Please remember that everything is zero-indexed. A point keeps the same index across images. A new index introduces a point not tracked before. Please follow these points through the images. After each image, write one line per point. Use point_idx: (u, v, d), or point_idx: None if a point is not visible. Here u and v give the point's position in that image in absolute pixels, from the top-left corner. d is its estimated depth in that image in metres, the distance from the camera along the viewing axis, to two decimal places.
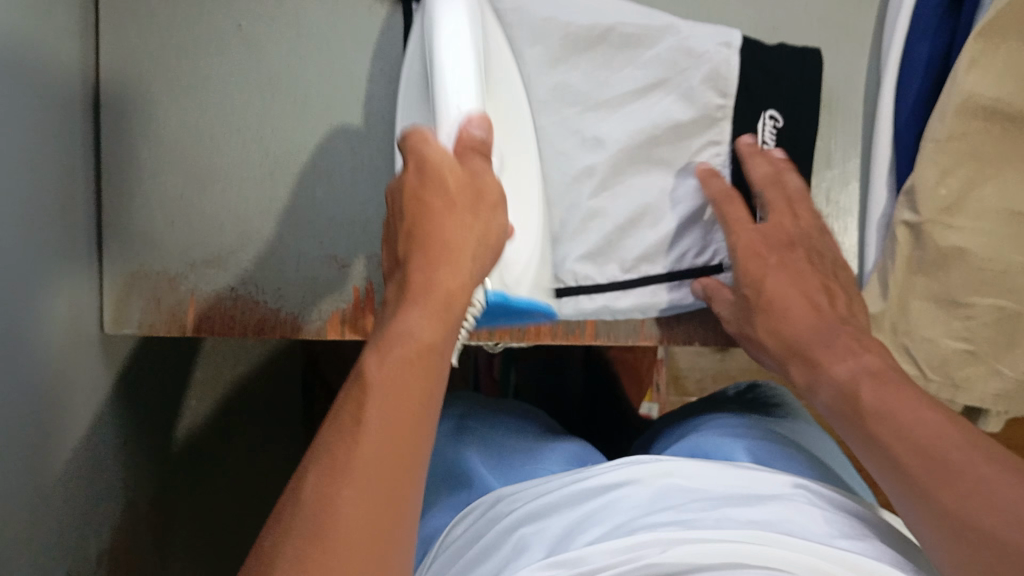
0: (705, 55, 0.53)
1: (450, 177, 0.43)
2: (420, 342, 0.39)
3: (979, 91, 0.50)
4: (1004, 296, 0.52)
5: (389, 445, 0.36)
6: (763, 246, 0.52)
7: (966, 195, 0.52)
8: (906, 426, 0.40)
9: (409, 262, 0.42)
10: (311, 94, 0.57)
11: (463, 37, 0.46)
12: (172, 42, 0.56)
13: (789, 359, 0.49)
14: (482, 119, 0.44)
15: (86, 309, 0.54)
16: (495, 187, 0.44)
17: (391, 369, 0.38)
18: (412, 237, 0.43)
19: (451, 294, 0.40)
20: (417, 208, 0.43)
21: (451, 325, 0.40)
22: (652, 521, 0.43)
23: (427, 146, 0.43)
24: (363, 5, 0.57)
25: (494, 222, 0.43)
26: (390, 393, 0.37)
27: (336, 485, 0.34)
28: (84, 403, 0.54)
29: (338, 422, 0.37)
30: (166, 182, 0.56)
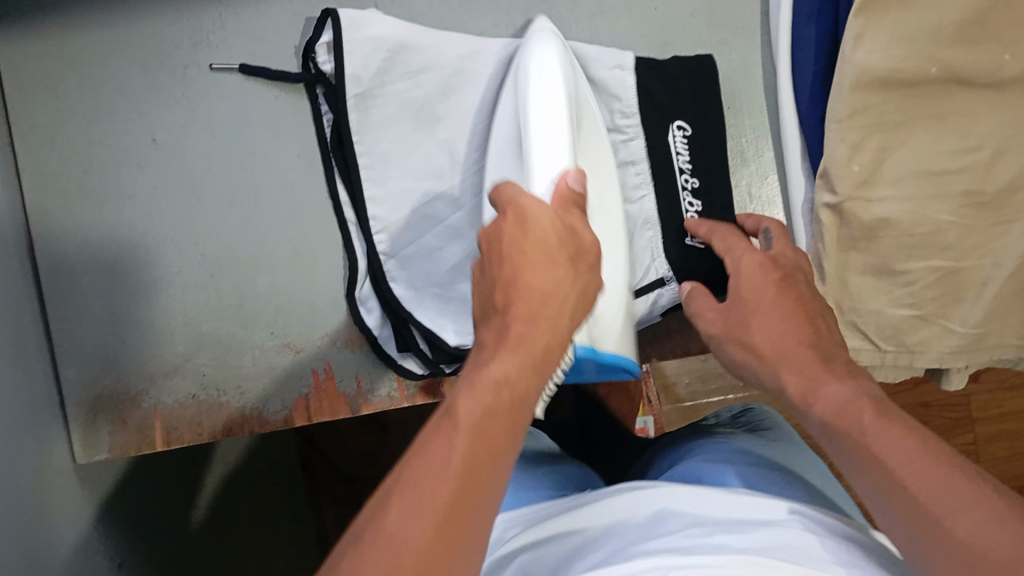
0: (600, 79, 0.56)
1: (551, 232, 0.41)
2: (512, 388, 0.36)
3: (872, 64, 0.51)
4: (937, 255, 0.53)
5: (483, 450, 0.33)
6: (765, 265, 0.50)
7: (881, 166, 0.53)
8: (879, 428, 0.40)
9: (504, 314, 0.39)
10: (236, 190, 0.58)
11: (557, 114, 0.47)
12: (92, 165, 0.57)
13: (765, 372, 0.48)
14: (579, 174, 0.45)
15: (56, 439, 0.54)
16: (590, 242, 0.42)
17: (484, 407, 0.35)
18: (502, 280, 0.40)
19: (549, 350, 0.38)
20: (507, 255, 0.40)
21: (540, 374, 0.38)
22: (648, 549, 0.43)
23: (527, 199, 0.41)
24: (269, 95, 0.58)
25: (591, 280, 0.42)
26: (478, 438, 0.34)
27: (405, 530, 0.30)
28: (74, 532, 0.54)
29: (421, 461, 0.33)
30: (110, 301, 0.57)
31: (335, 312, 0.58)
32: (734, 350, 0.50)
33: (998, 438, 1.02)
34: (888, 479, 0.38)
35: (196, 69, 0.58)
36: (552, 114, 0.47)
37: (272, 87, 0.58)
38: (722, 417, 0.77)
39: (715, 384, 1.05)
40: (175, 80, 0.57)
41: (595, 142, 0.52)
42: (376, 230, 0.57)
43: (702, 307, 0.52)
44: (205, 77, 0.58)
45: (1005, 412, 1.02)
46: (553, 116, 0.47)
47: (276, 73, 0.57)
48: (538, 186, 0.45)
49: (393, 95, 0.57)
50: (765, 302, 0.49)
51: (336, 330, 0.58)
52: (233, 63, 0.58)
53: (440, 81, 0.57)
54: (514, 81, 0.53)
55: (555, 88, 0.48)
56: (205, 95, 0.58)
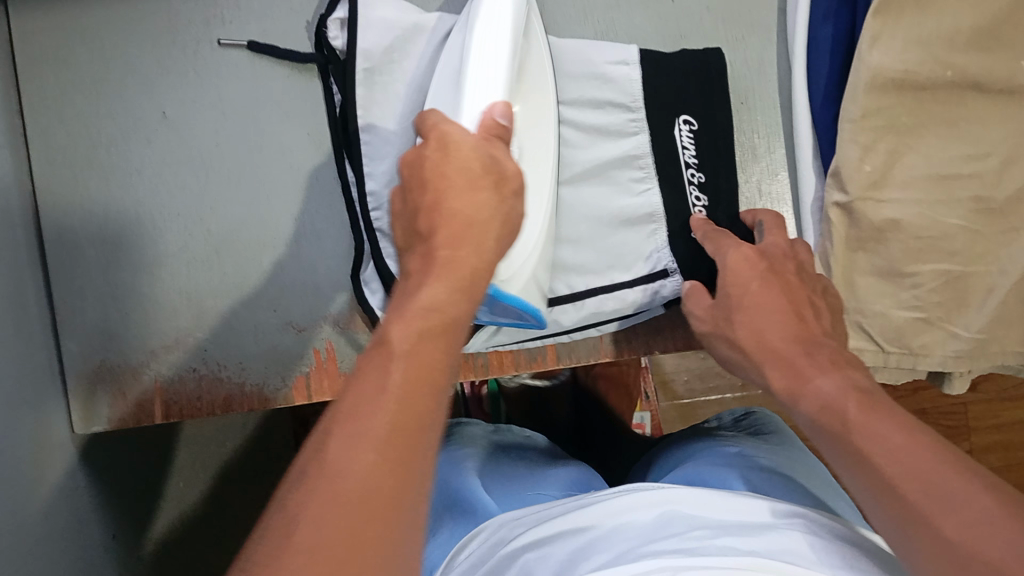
0: (607, 73, 0.56)
1: (474, 156, 0.43)
2: (441, 313, 0.37)
3: (888, 65, 0.51)
4: (945, 259, 0.53)
5: (421, 367, 0.34)
6: (754, 253, 0.51)
7: (892, 168, 0.53)
8: (869, 426, 0.39)
9: (426, 240, 0.41)
10: (243, 168, 0.58)
11: (494, 45, 0.47)
12: (100, 138, 0.56)
13: (754, 366, 0.49)
14: (505, 108, 0.45)
15: (55, 410, 0.54)
16: (512, 169, 0.44)
17: (416, 334, 0.35)
18: (430, 206, 0.42)
19: (475, 273, 0.40)
20: (435, 180, 0.42)
21: (471, 298, 0.39)
22: (656, 550, 0.43)
23: (448, 125, 0.44)
24: (279, 75, 0.58)
25: (514, 207, 0.43)
26: (413, 353, 0.35)
27: (353, 455, 0.30)
28: (68, 505, 0.54)
29: (360, 385, 0.33)
30: (114, 275, 0.57)
31: (340, 293, 0.58)
32: (724, 345, 0.52)
33: (993, 448, 1.02)
34: (877, 479, 0.37)
35: (206, 44, 0.57)
36: (496, 56, 0.47)
37: (283, 67, 0.58)
38: (725, 420, 0.77)
39: (713, 384, 1.05)
40: (185, 55, 0.57)
41: (539, 92, 0.51)
42: (372, 208, 0.56)
43: (694, 309, 0.53)
44: (216, 53, 0.57)
45: (1001, 422, 1.02)
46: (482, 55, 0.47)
47: (288, 53, 0.57)
48: (465, 117, 0.45)
49: (401, 75, 0.57)
50: (752, 294, 0.50)
51: (338, 311, 0.58)
52: (243, 40, 0.57)
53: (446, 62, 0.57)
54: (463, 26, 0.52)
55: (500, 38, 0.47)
56: (215, 71, 0.57)
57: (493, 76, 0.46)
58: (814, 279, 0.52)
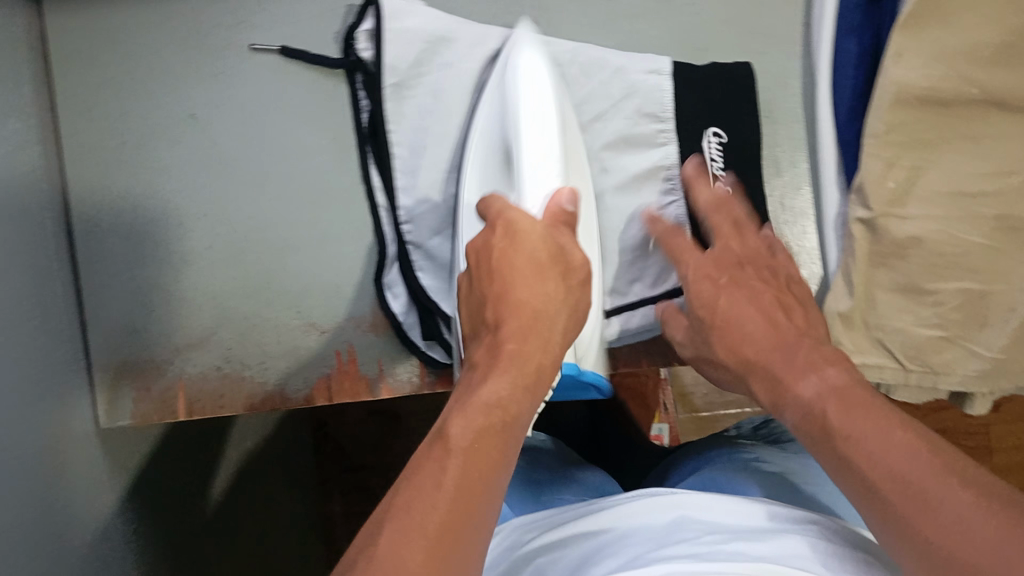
0: (636, 82, 0.55)
1: (540, 253, 0.45)
2: (503, 410, 0.39)
3: (912, 81, 0.51)
4: (967, 277, 0.52)
5: (477, 466, 0.36)
6: (713, 269, 0.52)
7: (914, 185, 0.53)
8: (854, 425, 0.39)
9: (497, 333, 0.43)
10: (269, 170, 0.58)
11: (541, 115, 0.49)
12: (130, 138, 0.57)
13: (750, 376, 0.47)
14: (572, 193, 0.48)
15: (79, 405, 0.55)
16: (578, 258, 0.46)
17: (475, 425, 0.37)
18: (497, 297, 0.45)
19: (540, 369, 0.42)
20: (500, 268, 0.46)
21: (530, 396, 0.41)
22: (665, 554, 0.43)
23: (515, 213, 0.46)
24: (306, 79, 0.58)
25: (581, 297, 0.46)
26: (472, 451, 0.36)
27: (402, 542, 0.32)
28: (90, 497, 0.55)
29: (416, 482, 0.35)
30: (140, 273, 0.58)
31: (362, 296, 0.59)
32: (711, 368, 0.51)
33: (1015, 469, 1.01)
34: (859, 480, 0.37)
35: (236, 49, 0.58)
36: (547, 127, 0.49)
37: (310, 71, 0.58)
38: (744, 428, 0.77)
39: (731, 396, 1.05)
40: (215, 59, 0.58)
41: (580, 160, 0.53)
42: (403, 221, 0.58)
43: (677, 334, 0.53)
44: (244, 57, 0.58)
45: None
46: (536, 123, 0.49)
47: (315, 58, 0.58)
48: (531, 205, 0.48)
49: (433, 86, 0.58)
50: (721, 310, 0.49)
51: (360, 314, 0.59)
52: (274, 45, 0.58)
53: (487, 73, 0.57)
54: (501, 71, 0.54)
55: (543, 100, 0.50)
56: (245, 75, 0.58)
57: (549, 162, 0.48)
58: (778, 275, 0.52)
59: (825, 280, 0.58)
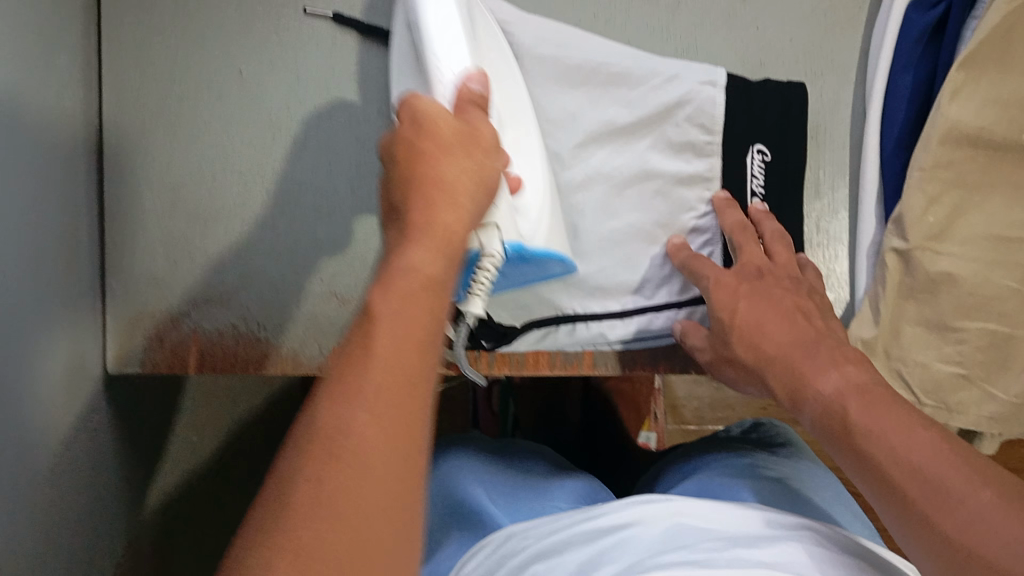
0: (691, 92, 0.55)
1: (444, 120, 0.38)
2: (423, 274, 0.34)
3: (964, 120, 0.51)
4: (993, 320, 0.53)
5: (406, 335, 0.33)
6: (732, 278, 0.51)
7: (953, 223, 0.53)
8: (866, 419, 0.39)
9: (404, 204, 0.38)
10: (310, 135, 0.58)
11: (445, 4, 0.42)
12: (173, 86, 0.57)
13: (767, 371, 0.47)
14: (481, 75, 0.40)
15: (89, 346, 0.55)
16: (488, 133, 0.38)
17: (402, 301, 0.33)
18: (404, 182, 0.38)
19: (454, 231, 0.36)
20: (408, 154, 0.38)
21: (457, 264, 0.36)
22: (664, 561, 0.43)
23: (422, 101, 0.38)
24: (356, 48, 0.58)
25: (493, 168, 0.38)
26: (398, 321, 0.33)
27: (343, 408, 0.31)
28: (86, 441, 0.54)
29: (344, 355, 0.33)
30: (168, 222, 0.57)
31: None
32: (728, 369, 0.52)
33: None
34: (878, 476, 0.38)
35: (290, 10, 0.58)
36: (453, 21, 0.42)
37: (361, 41, 0.58)
38: (733, 431, 0.76)
39: (723, 415, 1.05)
40: (268, 17, 0.58)
41: (495, 56, 0.49)
42: None
43: (692, 343, 0.54)
44: (298, 20, 0.58)
45: None
46: (445, 27, 0.41)
47: (368, 28, 0.57)
48: (439, 85, 0.41)
49: None
50: (741, 315, 0.50)
51: None
52: (327, 11, 0.58)
53: None
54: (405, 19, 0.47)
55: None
56: (296, 37, 0.58)
57: (452, 43, 0.41)
58: (800, 284, 0.52)
59: (852, 310, 0.58)
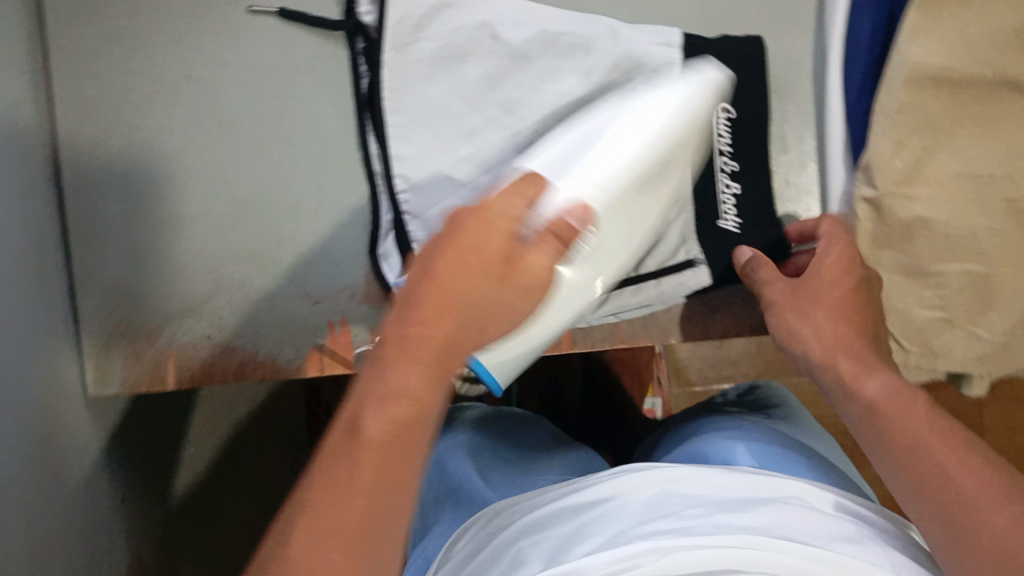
0: (648, 56, 0.54)
1: (495, 242, 0.41)
2: (413, 402, 0.36)
3: (928, 60, 0.49)
4: (971, 261, 0.52)
5: (393, 464, 0.34)
6: (849, 267, 0.51)
7: (924, 166, 0.51)
8: (919, 419, 0.43)
9: (409, 301, 0.39)
10: (267, 135, 0.57)
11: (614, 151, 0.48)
12: (124, 97, 0.56)
13: (844, 352, 0.48)
14: (581, 213, 0.44)
15: (67, 367, 0.54)
16: (535, 266, 0.42)
17: (393, 421, 0.35)
18: (429, 280, 0.40)
19: (446, 348, 0.38)
20: (441, 255, 0.40)
21: (443, 386, 0.38)
22: (650, 530, 0.44)
23: (503, 201, 0.42)
24: (306, 42, 0.57)
25: (515, 304, 0.42)
26: (388, 450, 0.34)
27: (320, 551, 0.31)
28: (75, 463, 0.54)
29: (327, 483, 0.33)
30: (134, 235, 0.56)
31: (356, 265, 0.58)
32: (783, 320, 0.52)
33: (1006, 451, 1.02)
34: (924, 470, 0.41)
35: (235, 9, 0.57)
36: (603, 166, 0.47)
37: (310, 34, 0.57)
38: (730, 394, 0.76)
39: (727, 372, 1.04)
40: (214, 18, 0.56)
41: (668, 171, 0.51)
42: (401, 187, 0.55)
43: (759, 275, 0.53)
44: (243, 19, 0.57)
45: (1016, 425, 1.02)
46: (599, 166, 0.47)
47: (315, 20, 0.56)
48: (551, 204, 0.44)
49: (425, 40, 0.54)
50: (841, 293, 0.50)
51: (354, 285, 0.58)
52: (273, 7, 0.57)
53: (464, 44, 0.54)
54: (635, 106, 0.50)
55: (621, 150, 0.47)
56: (243, 36, 0.57)
57: (584, 191, 0.45)
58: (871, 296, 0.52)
59: None
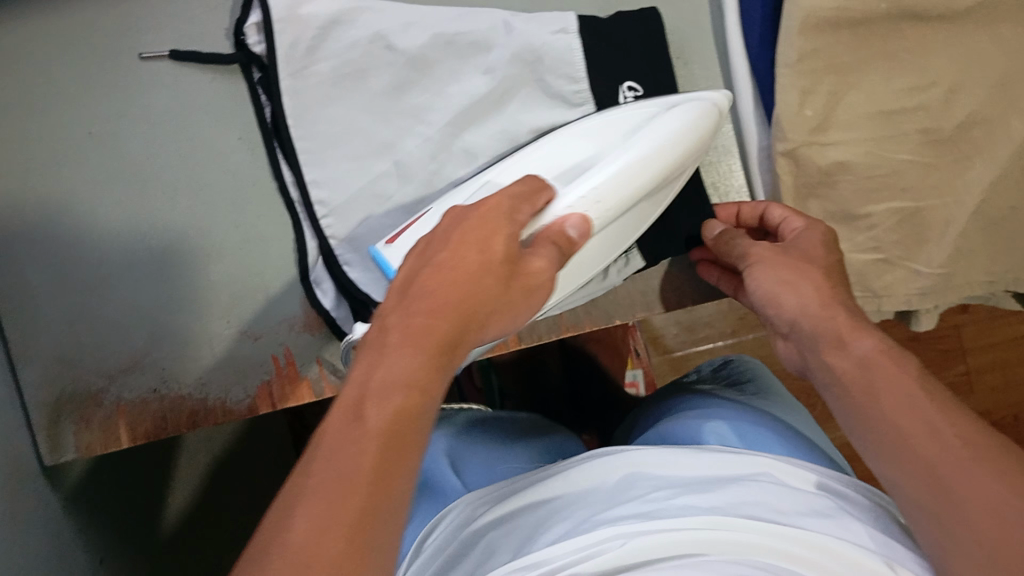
0: (545, 45, 0.53)
1: (498, 244, 0.39)
2: (412, 389, 0.33)
3: (821, 4, 0.49)
4: (898, 198, 0.53)
5: (397, 450, 0.32)
6: (823, 240, 0.49)
7: (834, 109, 0.51)
8: (899, 387, 0.40)
9: (406, 293, 0.38)
10: (178, 180, 0.56)
11: (621, 171, 0.45)
12: (29, 164, 0.55)
13: (837, 312, 0.44)
14: (581, 223, 0.44)
15: (18, 442, 0.53)
16: (530, 273, 0.40)
17: (396, 407, 0.33)
18: (429, 272, 0.38)
19: (448, 344, 0.36)
20: (441, 248, 0.39)
21: (445, 375, 0.36)
22: (614, 516, 0.43)
23: (502, 200, 0.42)
24: (204, 80, 0.56)
25: (516, 308, 0.40)
26: (391, 435, 0.32)
27: (308, 533, 0.29)
28: (43, 537, 0.53)
29: (322, 467, 0.31)
30: (64, 299, 0.55)
31: (291, 295, 0.57)
32: (757, 280, 0.48)
33: (991, 365, 1.02)
34: (912, 445, 0.38)
35: (127, 59, 0.56)
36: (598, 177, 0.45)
37: (205, 71, 0.56)
38: (703, 371, 0.76)
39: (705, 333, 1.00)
40: (106, 70, 0.56)
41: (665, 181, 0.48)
42: (322, 215, 0.55)
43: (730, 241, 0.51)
44: (137, 67, 0.56)
45: (997, 341, 1.02)
46: (613, 184, 0.45)
47: (208, 57, 0.56)
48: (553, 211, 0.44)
49: (320, 60, 0.53)
50: (823, 261, 0.47)
51: (292, 315, 0.57)
52: (164, 50, 0.56)
53: (361, 57, 0.53)
54: (649, 108, 0.49)
55: (635, 167, 0.45)
56: (139, 85, 0.56)
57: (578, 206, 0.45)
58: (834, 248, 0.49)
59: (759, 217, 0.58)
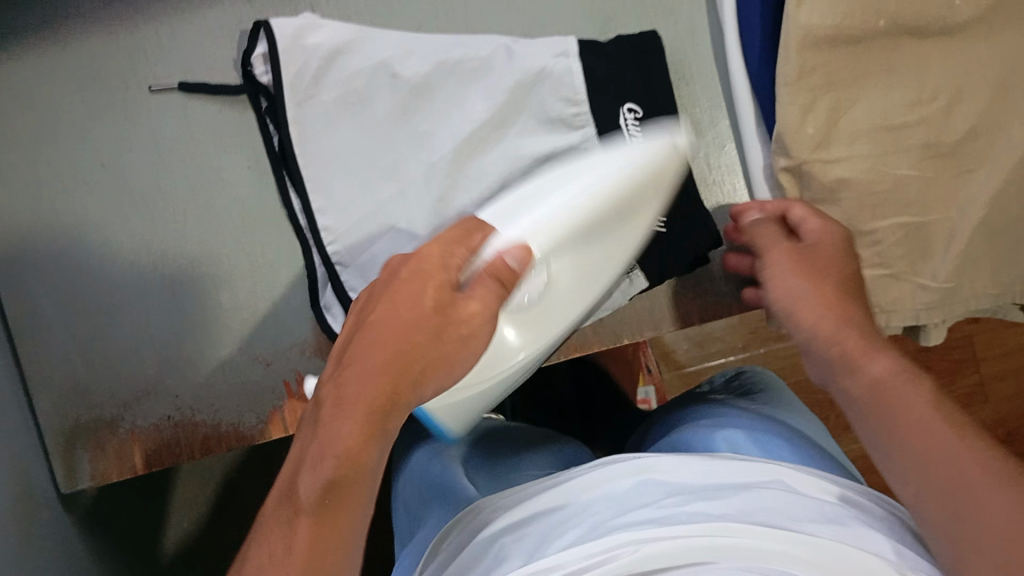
0: (546, 68, 0.54)
1: (427, 296, 0.40)
2: (348, 455, 0.36)
3: (818, 22, 0.50)
4: (900, 212, 0.53)
5: (329, 526, 0.35)
6: (840, 246, 0.49)
7: (835, 124, 0.52)
8: (935, 406, 0.40)
9: (343, 355, 0.39)
10: (187, 209, 0.57)
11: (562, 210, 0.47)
12: (42, 195, 0.56)
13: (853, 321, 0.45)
14: (520, 253, 0.44)
15: (33, 469, 0.54)
16: (468, 314, 0.41)
17: (326, 481, 0.35)
18: (364, 331, 0.39)
19: (389, 403, 0.38)
20: (378, 298, 0.40)
21: (386, 436, 0.38)
22: (626, 522, 0.43)
23: (441, 253, 0.42)
24: (212, 111, 0.57)
25: (459, 357, 0.41)
26: (321, 513, 0.35)
27: None
28: (59, 564, 0.54)
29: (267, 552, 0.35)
30: (76, 327, 0.56)
31: (302, 320, 0.58)
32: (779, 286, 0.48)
33: (1003, 374, 1.02)
34: (943, 460, 0.38)
35: (138, 90, 0.57)
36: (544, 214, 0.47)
37: (214, 102, 0.57)
38: (717, 381, 0.76)
39: (716, 349, 1.01)
40: (116, 101, 0.57)
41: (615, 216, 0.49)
42: (328, 241, 0.55)
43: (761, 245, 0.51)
44: (147, 97, 0.57)
45: (1009, 349, 1.02)
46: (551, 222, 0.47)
47: (217, 88, 0.57)
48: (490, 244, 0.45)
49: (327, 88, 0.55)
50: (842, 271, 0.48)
51: (302, 339, 0.58)
52: (173, 82, 0.57)
53: (367, 86, 0.55)
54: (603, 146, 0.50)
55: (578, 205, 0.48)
56: (149, 115, 0.57)
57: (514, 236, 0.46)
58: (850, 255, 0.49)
59: None
